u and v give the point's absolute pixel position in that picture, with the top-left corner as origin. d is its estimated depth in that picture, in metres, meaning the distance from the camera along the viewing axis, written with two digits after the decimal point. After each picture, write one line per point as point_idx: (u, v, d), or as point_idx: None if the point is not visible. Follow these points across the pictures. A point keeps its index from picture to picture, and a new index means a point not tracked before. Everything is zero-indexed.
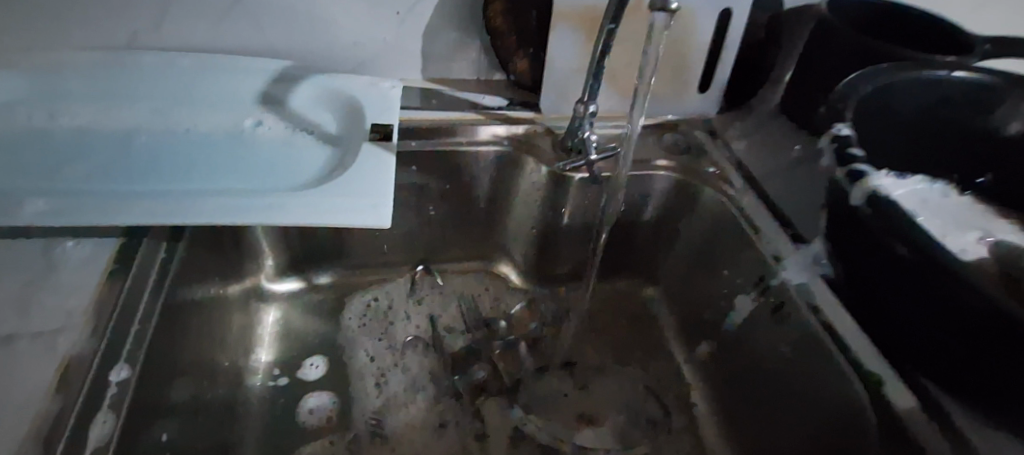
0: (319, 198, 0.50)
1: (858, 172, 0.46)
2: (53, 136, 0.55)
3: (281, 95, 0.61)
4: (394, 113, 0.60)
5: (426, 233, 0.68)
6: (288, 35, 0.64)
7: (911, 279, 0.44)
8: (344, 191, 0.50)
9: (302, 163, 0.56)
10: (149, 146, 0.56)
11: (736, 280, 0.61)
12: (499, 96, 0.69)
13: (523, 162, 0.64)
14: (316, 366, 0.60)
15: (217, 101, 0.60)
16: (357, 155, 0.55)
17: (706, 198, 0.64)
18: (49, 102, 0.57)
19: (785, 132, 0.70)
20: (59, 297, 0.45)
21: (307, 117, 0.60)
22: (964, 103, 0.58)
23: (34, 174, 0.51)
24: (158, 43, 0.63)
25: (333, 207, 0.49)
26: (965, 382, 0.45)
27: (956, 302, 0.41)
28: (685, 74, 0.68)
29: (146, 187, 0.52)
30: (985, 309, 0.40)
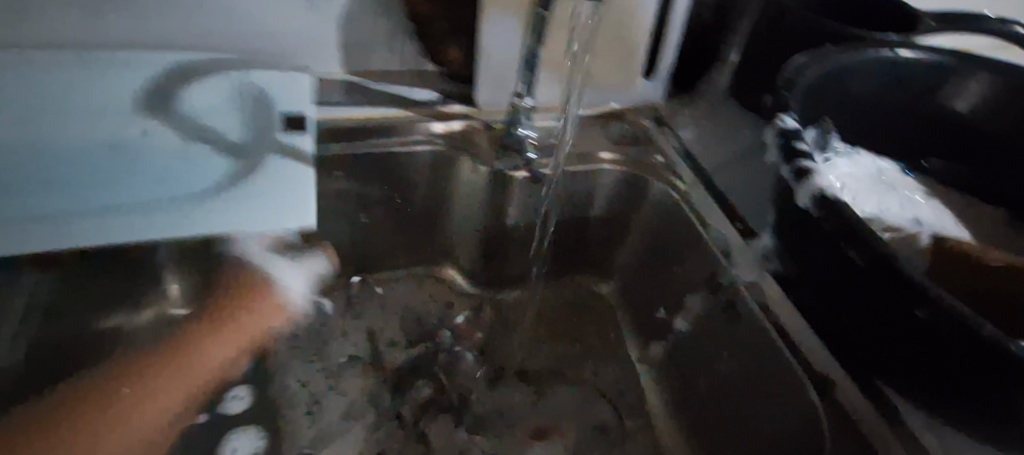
0: (240, 212, 0.49)
1: (805, 169, 0.43)
2: None
3: (172, 87, 0.55)
4: (304, 104, 0.57)
5: (360, 241, 0.63)
6: (187, 27, 0.57)
7: (859, 284, 0.40)
8: (260, 200, 0.50)
9: (196, 167, 0.51)
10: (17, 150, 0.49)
11: (686, 278, 0.59)
12: (432, 89, 0.64)
13: (459, 161, 0.60)
14: (239, 398, 0.50)
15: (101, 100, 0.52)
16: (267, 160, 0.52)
17: (655, 191, 0.61)
18: None
19: (734, 117, 0.67)
20: None
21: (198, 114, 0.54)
22: (914, 83, 0.56)
23: None
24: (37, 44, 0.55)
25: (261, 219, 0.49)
26: (921, 391, 0.41)
27: (905, 313, 0.38)
28: (628, 60, 0.64)
29: (25, 211, 0.46)
30: (926, 318, 0.36)
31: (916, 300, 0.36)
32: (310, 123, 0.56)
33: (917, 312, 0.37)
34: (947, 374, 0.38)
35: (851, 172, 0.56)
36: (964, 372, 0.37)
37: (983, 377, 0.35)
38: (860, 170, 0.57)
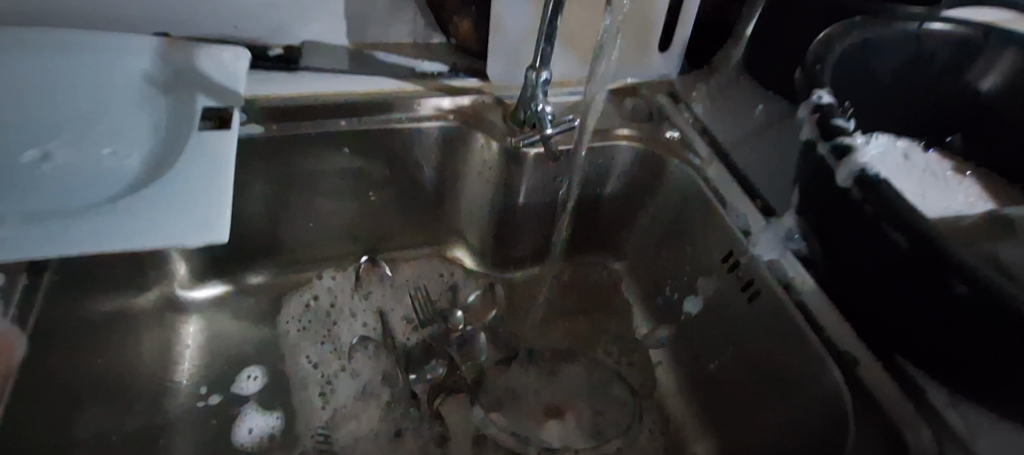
0: (146, 223, 0.38)
1: (845, 147, 0.42)
2: None
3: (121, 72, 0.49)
4: (235, 83, 0.49)
5: (370, 219, 0.61)
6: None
7: (896, 263, 0.40)
8: (173, 207, 0.39)
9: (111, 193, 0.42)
10: None
11: (703, 258, 0.58)
12: (441, 63, 0.62)
13: (472, 138, 0.58)
14: (253, 379, 0.54)
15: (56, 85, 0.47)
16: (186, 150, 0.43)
17: (672, 169, 0.60)
18: None
19: (749, 94, 0.66)
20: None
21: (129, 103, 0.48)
22: (938, 59, 0.55)
23: None
24: None
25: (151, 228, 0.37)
26: (948, 365, 0.41)
27: (945, 290, 0.37)
28: (645, 33, 0.62)
29: None
30: (966, 293, 0.36)
31: (952, 274, 0.36)
32: (236, 115, 0.47)
33: (952, 286, 0.36)
34: (981, 347, 0.38)
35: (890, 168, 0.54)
36: (995, 348, 0.36)
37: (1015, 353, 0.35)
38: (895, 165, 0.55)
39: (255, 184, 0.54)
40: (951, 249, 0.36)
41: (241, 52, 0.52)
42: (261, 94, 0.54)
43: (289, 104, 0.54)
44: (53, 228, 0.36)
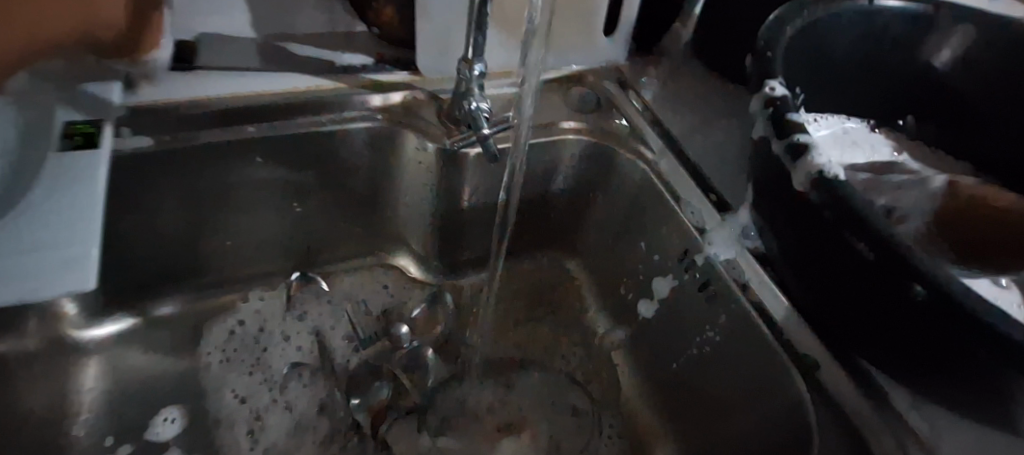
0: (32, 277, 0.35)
1: (799, 145, 0.38)
2: None
3: None
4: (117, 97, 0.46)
5: (297, 232, 0.56)
6: None
7: (853, 267, 0.37)
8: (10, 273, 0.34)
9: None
10: None
11: (658, 258, 0.55)
12: (367, 55, 0.56)
13: (404, 139, 0.53)
14: (172, 421, 0.49)
15: None
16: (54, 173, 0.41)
17: (622, 163, 0.56)
18: None
19: (700, 78, 0.62)
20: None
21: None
22: (892, 37, 0.52)
23: None
24: None
25: (9, 276, 0.35)
26: (909, 370, 0.39)
27: (903, 296, 0.34)
28: (587, 16, 0.57)
29: None
30: (922, 297, 0.33)
31: (907, 277, 0.33)
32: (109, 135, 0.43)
33: (907, 289, 0.33)
34: (942, 355, 0.35)
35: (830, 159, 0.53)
36: (956, 353, 0.34)
37: (977, 359, 0.32)
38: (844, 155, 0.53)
39: (157, 204, 0.48)
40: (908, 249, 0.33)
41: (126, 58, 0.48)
42: (155, 100, 0.47)
43: (189, 110, 0.48)
44: None
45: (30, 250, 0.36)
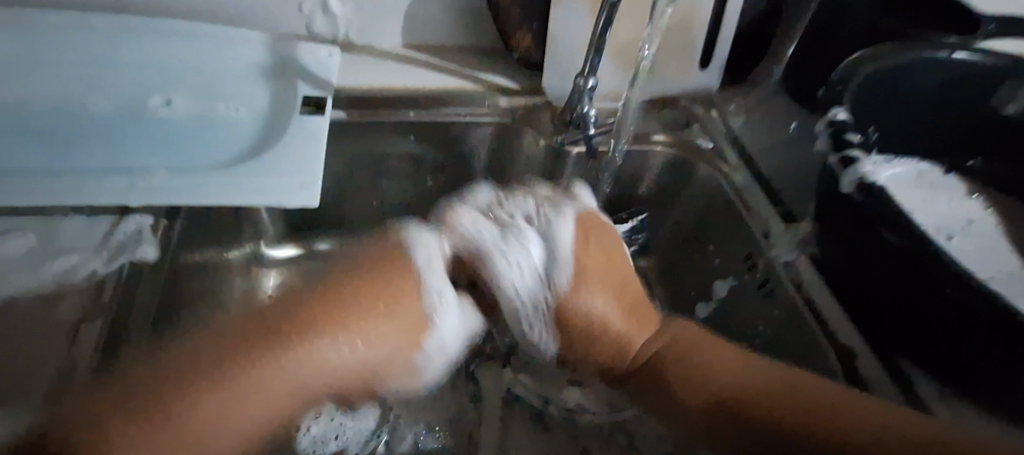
0: (253, 190, 0.46)
1: (849, 158, 0.46)
2: (37, 100, 0.53)
3: (218, 63, 0.57)
4: (332, 73, 0.58)
5: (424, 201, 0.69)
6: None
7: (897, 266, 0.44)
8: (252, 186, 0.46)
9: (216, 160, 0.50)
10: (65, 128, 0.51)
11: (726, 259, 0.63)
12: (501, 65, 0.69)
13: (523, 133, 0.64)
14: None
15: (161, 68, 0.56)
16: (287, 122, 0.52)
17: (701, 173, 0.65)
18: (31, 64, 0.55)
19: (779, 112, 0.71)
20: (206, 149, 0.51)
21: (222, 90, 0.56)
22: (968, 85, 0.59)
23: (11, 129, 0.50)
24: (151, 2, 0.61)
25: (260, 190, 0.46)
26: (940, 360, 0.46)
27: (938, 290, 0.42)
28: (689, 49, 0.67)
29: (107, 163, 0.49)
30: (958, 293, 0.40)
31: (946, 276, 0.40)
32: (329, 100, 0.55)
33: (945, 287, 0.41)
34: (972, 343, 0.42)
35: (910, 194, 0.61)
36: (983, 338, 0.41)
37: (1002, 341, 0.40)
38: (919, 195, 0.61)
39: (333, 162, 0.63)
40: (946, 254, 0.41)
41: (338, 56, 0.60)
42: (353, 84, 0.63)
43: (375, 93, 0.63)
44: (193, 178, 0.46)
45: (268, 174, 0.47)
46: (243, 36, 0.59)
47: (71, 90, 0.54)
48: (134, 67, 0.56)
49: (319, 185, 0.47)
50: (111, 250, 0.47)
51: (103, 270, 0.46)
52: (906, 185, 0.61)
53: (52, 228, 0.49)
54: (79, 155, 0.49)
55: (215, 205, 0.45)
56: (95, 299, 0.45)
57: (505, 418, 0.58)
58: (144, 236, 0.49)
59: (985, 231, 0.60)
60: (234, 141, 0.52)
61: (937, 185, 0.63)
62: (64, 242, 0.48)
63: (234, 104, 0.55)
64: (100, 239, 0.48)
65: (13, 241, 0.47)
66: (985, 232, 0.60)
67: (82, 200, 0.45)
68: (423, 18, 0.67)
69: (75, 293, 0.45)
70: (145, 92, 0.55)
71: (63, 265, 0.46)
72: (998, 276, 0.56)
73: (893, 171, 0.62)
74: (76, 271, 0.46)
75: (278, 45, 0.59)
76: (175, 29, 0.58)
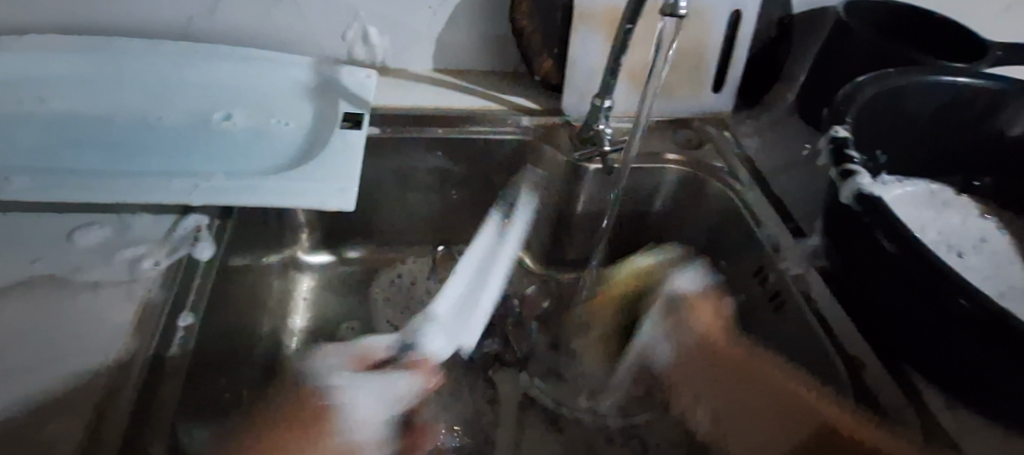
0: (295, 193, 0.50)
1: (849, 172, 0.48)
2: (103, 114, 0.58)
3: (267, 82, 0.63)
4: (369, 93, 0.63)
5: (450, 213, 0.73)
6: (304, 20, 0.67)
7: (900, 277, 0.44)
8: (293, 190, 0.50)
9: (262, 167, 0.54)
10: (129, 137, 0.56)
11: (739, 274, 0.65)
12: (525, 88, 0.73)
13: (544, 150, 0.68)
14: (350, 329, 0.66)
15: (216, 86, 0.62)
16: (327, 135, 0.57)
17: (714, 190, 0.68)
18: (102, 82, 0.60)
19: (792, 133, 0.73)
20: (254, 156, 0.56)
21: (270, 106, 0.61)
22: (973, 109, 0.61)
23: (80, 140, 0.56)
24: (208, 28, 0.67)
25: (301, 192, 0.50)
26: (948, 376, 0.46)
27: (948, 303, 0.41)
28: (702, 73, 0.71)
29: (164, 168, 0.54)
30: (962, 307, 0.40)
31: (950, 289, 0.40)
32: (366, 116, 0.59)
33: (949, 300, 0.41)
34: (979, 357, 0.42)
35: (926, 211, 0.63)
36: (988, 353, 0.41)
37: (1008, 356, 0.39)
38: (935, 212, 0.63)
39: (365, 175, 0.67)
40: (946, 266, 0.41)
41: (374, 78, 0.65)
42: (386, 104, 0.68)
43: (406, 114, 0.67)
44: (242, 182, 0.50)
45: (307, 179, 0.51)
46: (290, 59, 0.64)
47: (136, 105, 0.59)
48: (193, 85, 0.61)
49: (356, 191, 0.51)
50: (174, 242, 0.51)
51: (165, 260, 0.49)
52: (918, 199, 0.63)
53: (121, 225, 0.52)
54: (142, 161, 0.54)
55: (259, 205, 0.49)
56: (161, 288, 0.47)
57: (520, 420, 0.61)
58: (205, 233, 0.52)
59: (1001, 250, 0.62)
60: (282, 152, 0.56)
61: (953, 204, 0.65)
62: (132, 236, 0.51)
63: (280, 118, 0.60)
64: (162, 233, 0.51)
65: (86, 234, 0.51)
66: (1001, 251, 0.61)
67: (148, 197, 0.49)
68: (454, 45, 0.72)
69: (143, 279, 0.47)
70: (201, 106, 0.60)
71: (129, 254, 0.49)
72: (1009, 290, 0.57)
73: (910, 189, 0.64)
74: (143, 259, 0.49)
75: (319, 68, 0.64)
76: (231, 52, 0.64)
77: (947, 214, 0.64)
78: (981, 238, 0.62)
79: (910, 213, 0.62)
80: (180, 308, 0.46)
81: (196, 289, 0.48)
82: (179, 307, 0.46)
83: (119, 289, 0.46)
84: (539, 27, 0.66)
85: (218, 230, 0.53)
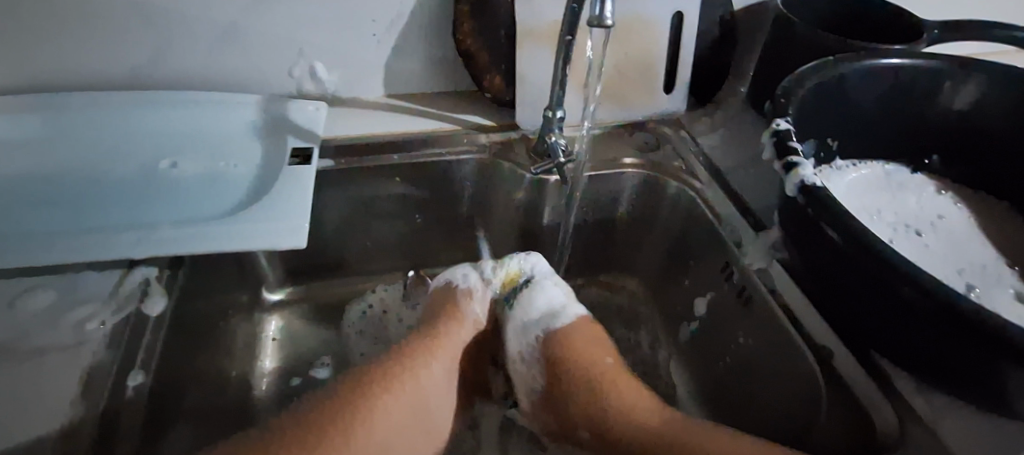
0: (246, 237, 0.49)
1: (792, 164, 0.49)
2: (47, 174, 0.57)
3: (213, 126, 0.62)
4: (318, 126, 0.63)
5: (417, 239, 0.72)
6: (248, 60, 0.67)
7: (856, 267, 0.45)
8: (243, 233, 0.50)
9: (212, 212, 0.54)
10: (76, 196, 0.56)
11: (706, 273, 0.65)
12: (480, 106, 0.73)
13: (502, 167, 0.68)
14: (324, 366, 0.65)
15: (161, 134, 0.61)
16: (277, 175, 0.56)
17: (674, 192, 0.68)
18: (43, 141, 0.59)
19: (747, 127, 0.74)
20: (203, 202, 0.55)
21: (219, 150, 0.60)
22: (914, 89, 0.62)
23: (24, 202, 0.55)
24: (152, 76, 0.66)
25: (252, 235, 0.49)
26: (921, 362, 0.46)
27: (898, 291, 0.42)
28: (651, 76, 0.71)
29: (110, 224, 0.53)
30: (911, 294, 0.41)
31: (899, 279, 0.41)
32: (315, 151, 0.59)
33: (899, 288, 0.42)
34: (935, 340, 0.42)
35: (881, 194, 0.65)
36: (943, 335, 0.42)
37: (960, 338, 0.40)
38: (889, 194, 0.65)
39: (327, 210, 0.67)
40: (893, 255, 0.42)
41: (324, 109, 0.65)
42: (340, 135, 0.68)
43: (360, 143, 0.67)
44: (190, 231, 0.50)
45: (256, 220, 0.51)
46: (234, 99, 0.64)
47: (82, 162, 0.58)
48: (138, 134, 0.61)
49: (308, 228, 0.51)
50: (121, 299, 0.51)
51: (113, 319, 0.49)
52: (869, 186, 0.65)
53: (66, 288, 0.51)
54: (89, 219, 0.54)
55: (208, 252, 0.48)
56: (109, 350, 0.47)
57: (502, 443, 0.61)
58: (156, 284, 0.53)
59: (957, 225, 0.63)
60: (232, 196, 0.56)
61: (907, 185, 0.66)
62: (80, 296, 0.51)
63: (230, 160, 0.59)
64: (110, 290, 0.51)
65: (30, 299, 0.50)
66: (958, 226, 0.62)
67: (91, 254, 0.48)
68: (405, 71, 0.72)
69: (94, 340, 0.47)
70: (149, 157, 0.59)
71: (78, 316, 0.49)
72: (967, 267, 0.58)
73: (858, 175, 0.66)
74: (89, 321, 0.48)
75: (268, 106, 0.64)
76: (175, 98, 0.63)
77: (903, 194, 0.65)
78: (939, 214, 0.63)
79: (863, 198, 0.64)
80: (129, 367, 0.47)
81: (146, 344, 0.49)
82: (129, 366, 0.47)
83: (67, 355, 0.46)
84: (485, 45, 0.67)
85: (170, 281, 0.54)
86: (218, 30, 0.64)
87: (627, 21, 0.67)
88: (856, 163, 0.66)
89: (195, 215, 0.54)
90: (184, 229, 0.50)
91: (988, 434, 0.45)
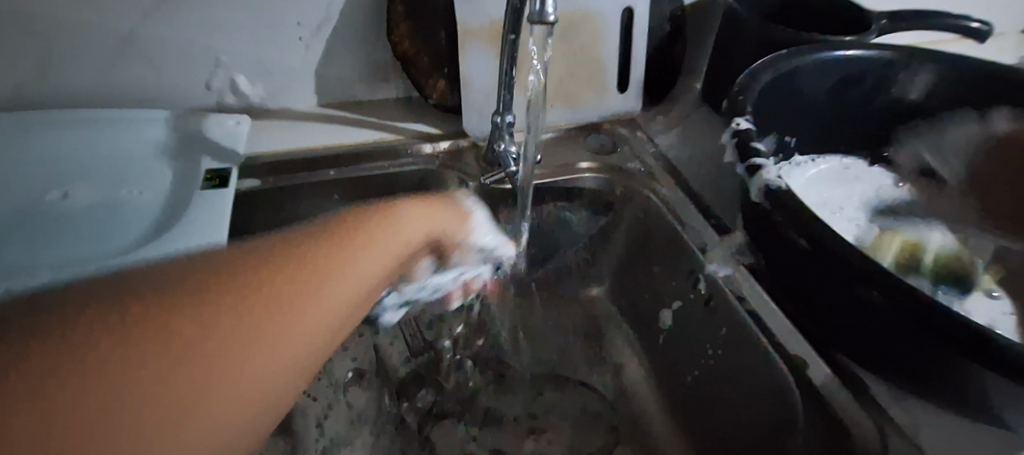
0: None
1: (755, 166, 0.46)
2: None
3: (116, 149, 0.56)
4: (239, 142, 0.57)
5: None
6: (156, 71, 0.60)
7: (824, 271, 0.42)
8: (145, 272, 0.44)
9: (113, 249, 0.48)
10: None
11: (668, 281, 0.62)
12: (422, 113, 0.68)
13: (448, 177, 0.63)
14: None
15: (46, 160, 0.54)
16: (188, 203, 0.51)
17: (631, 196, 0.65)
18: None
19: (702, 126, 0.71)
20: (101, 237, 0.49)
21: (123, 176, 0.54)
22: (869, 79, 0.60)
23: None
24: (40, 92, 0.59)
25: None
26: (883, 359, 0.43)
27: (866, 296, 0.40)
28: (602, 75, 0.68)
29: None
30: (879, 299, 0.39)
31: (866, 283, 0.39)
32: (233, 173, 0.53)
33: (868, 292, 0.40)
34: (908, 347, 0.40)
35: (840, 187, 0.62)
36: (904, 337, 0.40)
37: (935, 346, 0.38)
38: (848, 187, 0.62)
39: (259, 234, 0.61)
40: (863, 260, 0.39)
41: (246, 123, 0.59)
42: (267, 151, 0.62)
43: (290, 159, 0.61)
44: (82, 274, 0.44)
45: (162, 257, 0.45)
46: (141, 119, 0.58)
47: None
48: (23, 160, 0.54)
49: None
50: None
51: None
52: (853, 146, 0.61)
53: None
54: None
55: None
56: None
57: None
58: None
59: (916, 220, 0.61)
60: (136, 227, 0.50)
61: (867, 179, 0.64)
62: None
63: (136, 187, 0.53)
64: None
65: None
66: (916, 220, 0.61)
67: None
68: (338, 79, 0.66)
69: None
70: (38, 186, 0.52)
71: None
72: None
73: (819, 169, 0.63)
74: None
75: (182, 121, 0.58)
76: (71, 119, 0.57)
77: (862, 189, 0.62)
78: (898, 207, 0.62)
79: (823, 193, 0.61)
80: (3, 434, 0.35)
81: None
82: None
83: None
84: (423, 49, 0.62)
85: None
86: (118, 39, 0.57)
87: (572, 18, 0.64)
88: (818, 157, 0.64)
89: (90, 252, 0.48)
90: (72, 272, 0.44)
91: (972, 442, 0.43)
